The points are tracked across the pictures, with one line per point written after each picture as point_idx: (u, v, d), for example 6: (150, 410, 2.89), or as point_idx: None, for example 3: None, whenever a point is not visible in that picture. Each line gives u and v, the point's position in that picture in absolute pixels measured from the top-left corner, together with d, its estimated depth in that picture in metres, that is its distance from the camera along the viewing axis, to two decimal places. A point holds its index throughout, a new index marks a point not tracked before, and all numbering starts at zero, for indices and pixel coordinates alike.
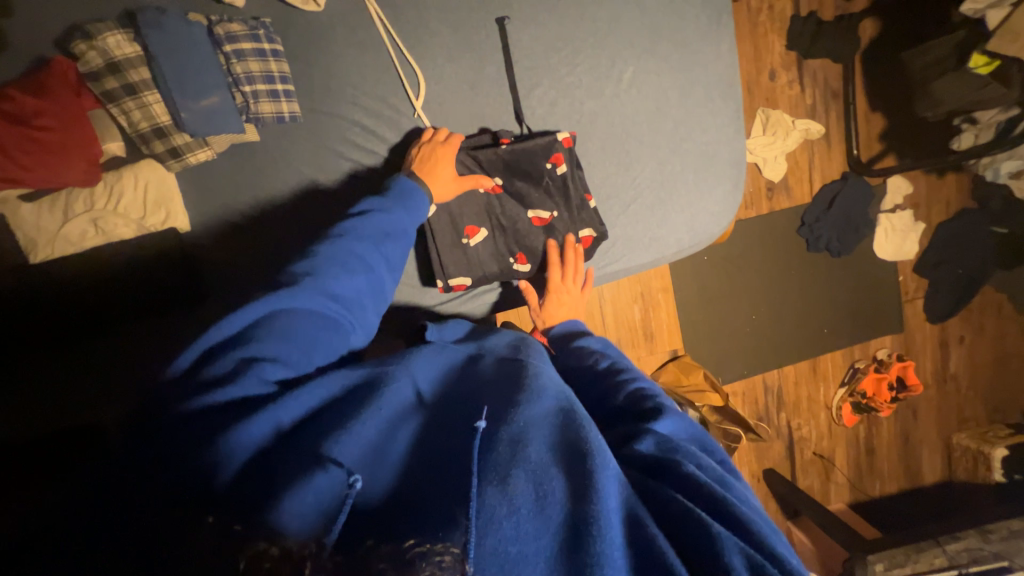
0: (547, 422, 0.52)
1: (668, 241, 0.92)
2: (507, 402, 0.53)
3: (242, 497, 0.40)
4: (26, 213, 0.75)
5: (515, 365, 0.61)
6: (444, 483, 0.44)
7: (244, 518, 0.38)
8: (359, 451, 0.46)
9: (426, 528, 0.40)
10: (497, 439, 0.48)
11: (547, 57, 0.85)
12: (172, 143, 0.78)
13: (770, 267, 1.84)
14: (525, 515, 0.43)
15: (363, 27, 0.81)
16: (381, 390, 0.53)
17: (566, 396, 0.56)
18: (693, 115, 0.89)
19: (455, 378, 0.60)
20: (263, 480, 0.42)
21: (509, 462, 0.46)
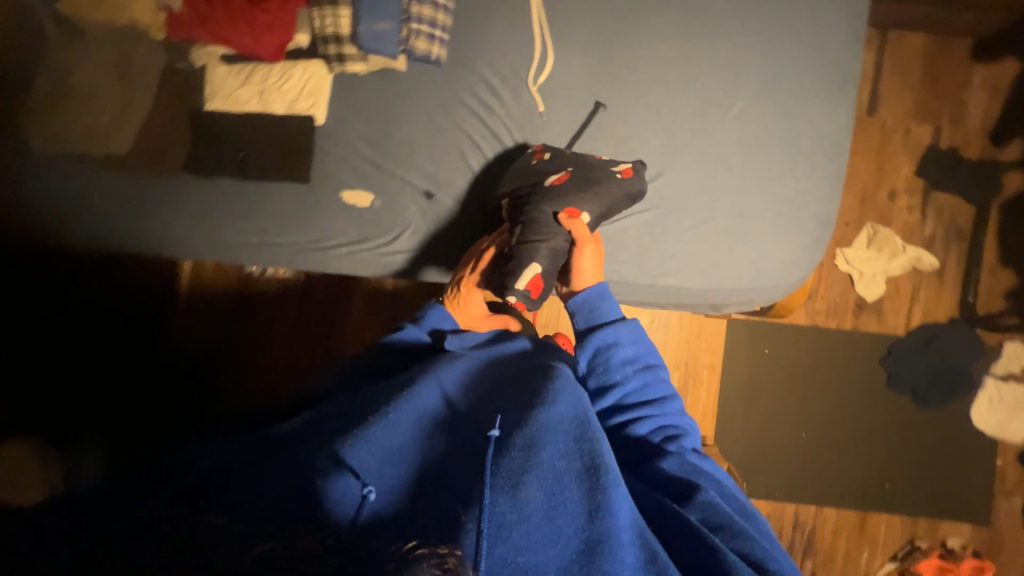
0: (562, 442, 0.55)
1: (728, 272, 0.91)
2: (521, 415, 0.58)
3: (263, 488, 0.49)
4: (220, 72, 1.00)
5: (527, 383, 0.65)
6: (455, 492, 0.51)
7: (264, 524, 0.46)
8: (376, 459, 0.54)
9: (432, 533, 0.46)
10: (509, 458, 0.52)
11: (667, 73, 0.92)
12: (342, 50, 0.96)
13: (837, 389, 1.66)
14: (535, 524, 0.48)
15: (520, 6, 0.95)
16: (405, 393, 0.62)
17: (582, 417, 0.60)
18: (791, 162, 0.90)
19: (477, 392, 0.66)
20: (290, 474, 0.51)
21: (521, 470, 0.51)
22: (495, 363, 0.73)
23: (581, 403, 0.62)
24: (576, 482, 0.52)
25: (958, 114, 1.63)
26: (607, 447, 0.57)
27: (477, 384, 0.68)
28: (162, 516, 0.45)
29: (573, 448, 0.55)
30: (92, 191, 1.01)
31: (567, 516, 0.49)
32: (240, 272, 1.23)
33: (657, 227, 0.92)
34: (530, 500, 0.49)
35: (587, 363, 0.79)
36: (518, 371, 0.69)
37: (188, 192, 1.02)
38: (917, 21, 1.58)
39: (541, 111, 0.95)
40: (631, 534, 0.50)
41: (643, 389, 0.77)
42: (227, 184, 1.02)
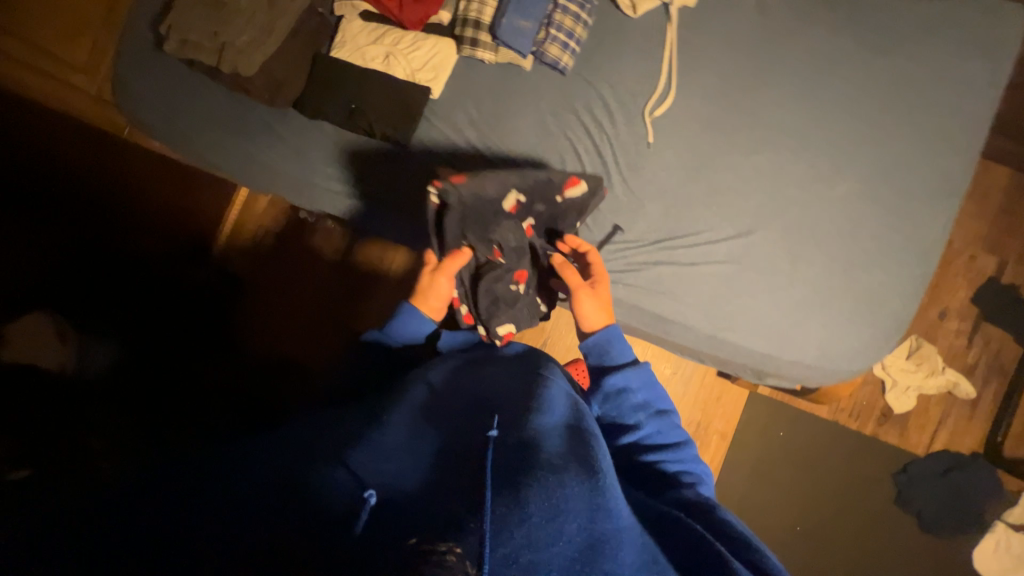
0: (556, 444, 0.55)
1: (792, 345, 0.90)
2: (514, 421, 0.58)
3: (239, 485, 0.45)
4: (354, 26, 1.04)
5: (517, 391, 0.66)
6: (449, 490, 0.49)
7: (235, 509, 0.42)
8: (367, 462, 0.53)
9: (429, 531, 0.42)
10: (508, 457, 0.51)
11: (779, 138, 0.94)
12: (477, 36, 0.99)
13: (844, 493, 1.62)
14: (536, 523, 0.44)
15: (653, 41, 0.99)
16: (394, 406, 0.64)
17: (572, 429, 0.60)
18: (881, 255, 0.90)
19: (465, 400, 0.66)
20: (276, 471, 0.48)
21: (521, 469, 0.50)
22: (488, 369, 0.74)
23: (569, 416, 0.63)
24: (577, 481, 0.50)
25: None
26: (598, 456, 0.57)
27: (465, 392, 0.68)
28: (136, 511, 0.40)
29: (567, 451, 0.55)
30: (205, 104, 1.05)
31: (570, 514, 0.47)
32: (289, 215, 1.32)
33: (734, 281, 0.91)
34: (529, 489, 0.47)
35: (602, 411, 0.81)
36: (509, 378, 0.70)
37: (296, 127, 1.06)
38: (1009, 155, 1.59)
39: (649, 141, 0.97)
40: (630, 537, 0.50)
41: (656, 428, 0.79)
42: (331, 129, 1.05)
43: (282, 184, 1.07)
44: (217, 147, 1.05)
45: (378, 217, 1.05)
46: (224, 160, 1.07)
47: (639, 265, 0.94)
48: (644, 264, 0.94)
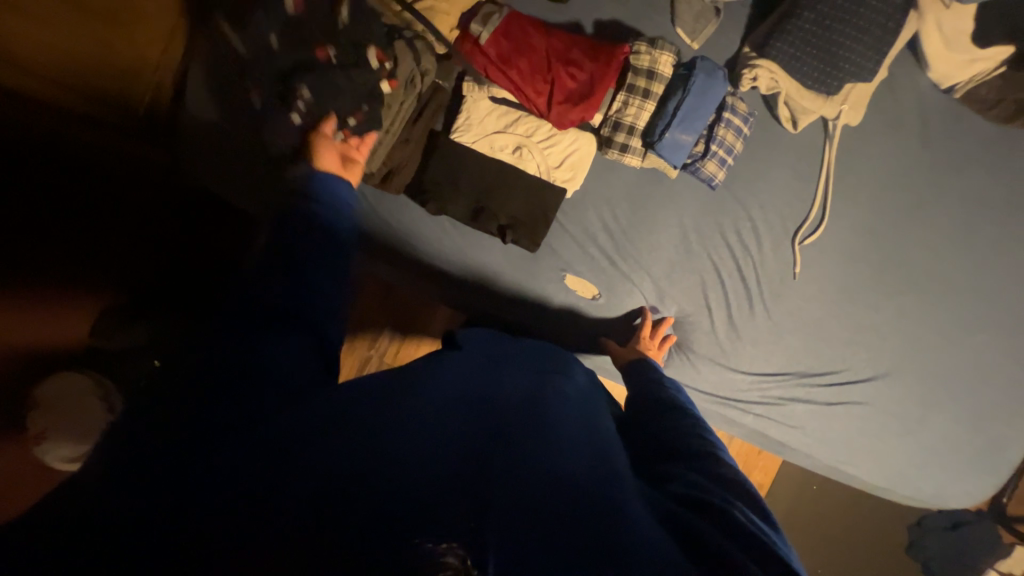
0: (571, 440, 0.52)
1: (910, 484, 0.96)
2: (531, 414, 0.53)
3: (261, 462, 0.37)
4: (481, 106, 0.90)
5: (533, 389, 0.61)
6: (461, 463, 0.42)
7: (193, 466, 0.36)
8: (357, 417, 0.44)
9: (452, 515, 0.37)
10: (514, 442, 0.46)
11: (923, 279, 0.93)
12: (628, 141, 0.89)
13: (863, 545, 1.77)
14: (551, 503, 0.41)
15: (810, 163, 0.93)
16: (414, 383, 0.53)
17: (590, 430, 0.58)
18: (999, 406, 0.94)
19: (477, 380, 0.59)
20: (259, 428, 0.41)
21: (508, 451, 0.45)
22: (506, 359, 0.69)
23: (584, 417, 0.60)
24: (595, 477, 0.47)
25: None
26: (609, 455, 0.54)
27: (488, 376, 0.61)
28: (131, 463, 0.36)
29: (569, 443, 0.51)
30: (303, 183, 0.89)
31: (559, 490, 0.43)
32: None
33: (867, 424, 0.93)
34: (539, 486, 0.42)
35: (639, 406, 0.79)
36: (526, 376, 0.65)
37: (410, 221, 0.94)
38: None
39: (796, 271, 0.93)
40: (646, 524, 0.44)
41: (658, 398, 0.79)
42: (450, 226, 0.95)
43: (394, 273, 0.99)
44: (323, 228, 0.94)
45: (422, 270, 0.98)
46: None
47: (774, 400, 0.94)
48: (778, 398, 0.94)
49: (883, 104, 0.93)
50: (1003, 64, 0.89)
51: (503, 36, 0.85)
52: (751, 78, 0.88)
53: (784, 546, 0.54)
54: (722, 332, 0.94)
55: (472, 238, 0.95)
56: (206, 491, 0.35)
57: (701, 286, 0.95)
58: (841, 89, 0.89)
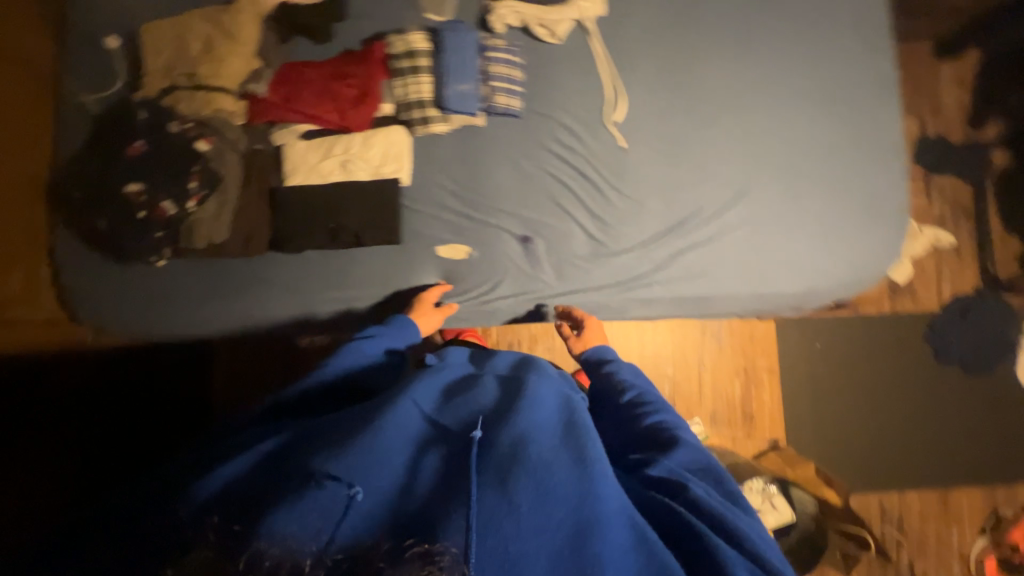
0: (552, 437, 0.59)
1: (825, 271, 0.97)
2: (502, 419, 0.60)
3: (265, 503, 0.49)
4: (300, 147, 0.99)
5: (517, 389, 0.69)
6: (438, 507, 0.50)
7: (241, 516, 0.48)
8: (363, 460, 0.53)
9: (425, 526, 0.48)
10: (497, 457, 0.54)
11: (732, 101, 1.00)
12: (426, 114, 0.99)
13: (894, 373, 1.73)
14: (524, 514, 0.49)
15: (585, 58, 1.03)
16: (386, 412, 0.60)
17: (563, 420, 0.62)
18: (859, 165, 0.98)
19: (455, 403, 0.65)
20: (291, 479, 0.51)
21: (491, 466, 0.53)
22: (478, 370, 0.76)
23: (557, 403, 0.66)
24: (565, 472, 0.54)
25: (938, 104, 1.80)
26: (589, 437, 0.59)
27: (460, 397, 0.67)
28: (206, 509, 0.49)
29: (552, 437, 0.58)
30: (191, 281, 0.99)
31: (550, 505, 0.51)
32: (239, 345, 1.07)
33: (754, 238, 0.97)
34: (519, 503, 0.50)
35: (598, 387, 0.81)
36: (496, 388, 0.70)
37: (280, 275, 1.00)
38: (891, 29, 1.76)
39: (622, 146, 1.00)
40: (621, 517, 0.53)
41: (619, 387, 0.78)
42: (315, 258, 1.01)
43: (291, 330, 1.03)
44: (229, 315, 1.00)
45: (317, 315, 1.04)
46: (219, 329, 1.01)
47: (666, 261, 0.98)
48: (670, 258, 0.98)
49: None
50: None
51: (281, 82, 0.97)
52: (497, 19, 1.02)
53: (752, 521, 0.60)
54: (590, 228, 0.99)
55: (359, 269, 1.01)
56: (215, 528, 0.47)
57: (555, 198, 1.00)
58: None
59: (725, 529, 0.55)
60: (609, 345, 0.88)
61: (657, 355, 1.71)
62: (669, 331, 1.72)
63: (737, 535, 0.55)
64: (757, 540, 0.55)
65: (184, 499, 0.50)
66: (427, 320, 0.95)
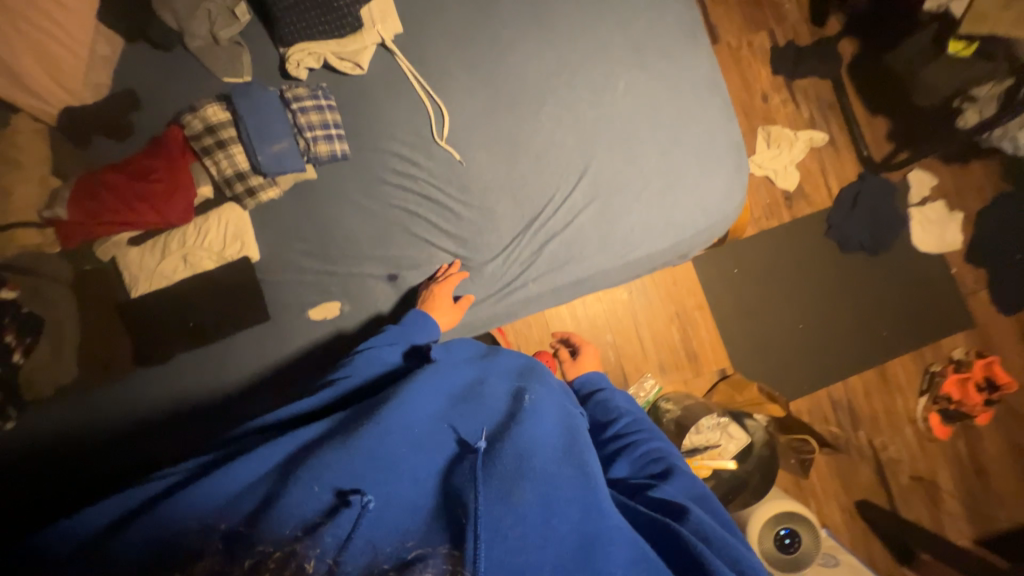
0: (557, 441, 0.63)
1: (684, 223, 0.99)
2: (505, 433, 0.62)
3: (267, 507, 0.48)
4: (133, 255, 0.94)
5: (521, 396, 0.71)
6: (456, 508, 0.51)
7: (245, 524, 0.47)
8: (377, 470, 0.53)
9: (439, 538, 0.47)
10: (508, 464, 0.56)
11: (551, 83, 1.00)
12: (249, 184, 0.94)
13: (809, 275, 1.82)
14: (531, 526, 0.51)
15: (397, 80, 1.01)
16: (387, 418, 0.60)
17: (565, 435, 0.65)
18: (687, 111, 0.99)
19: (467, 417, 0.67)
20: (312, 482, 0.51)
21: (506, 476, 0.55)
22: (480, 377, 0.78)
23: (561, 421, 0.68)
24: (574, 480, 0.58)
25: (780, 12, 1.85)
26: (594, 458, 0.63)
27: (467, 408, 0.68)
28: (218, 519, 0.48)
29: (558, 451, 0.61)
30: (97, 391, 0.93)
31: (561, 516, 0.53)
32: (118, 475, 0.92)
33: (608, 211, 0.98)
34: (529, 529, 0.51)
35: (597, 411, 0.94)
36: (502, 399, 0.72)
37: (159, 382, 0.94)
38: None
39: (459, 159, 0.99)
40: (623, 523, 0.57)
41: (615, 413, 0.91)
42: (186, 356, 0.95)
43: (177, 437, 0.93)
44: (152, 409, 0.94)
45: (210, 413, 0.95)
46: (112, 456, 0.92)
47: (532, 259, 0.98)
48: (534, 255, 0.98)
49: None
50: None
51: (80, 195, 0.90)
52: (297, 65, 0.97)
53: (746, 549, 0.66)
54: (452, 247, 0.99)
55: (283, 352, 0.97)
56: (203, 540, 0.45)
57: (411, 229, 0.99)
58: (362, 18, 0.98)
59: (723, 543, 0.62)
60: (599, 371, 1.04)
61: (592, 326, 1.74)
62: (596, 300, 1.75)
63: (727, 546, 0.62)
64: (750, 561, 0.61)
65: (171, 512, 0.49)
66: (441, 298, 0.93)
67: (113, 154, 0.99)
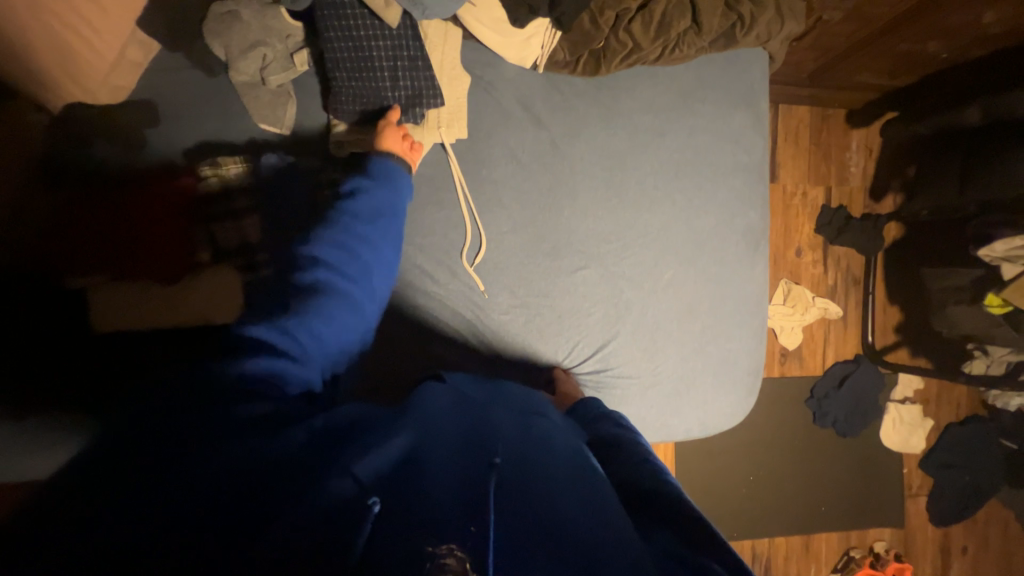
0: (560, 471, 0.57)
1: (678, 429, 0.96)
2: (516, 451, 0.58)
3: (257, 484, 0.45)
4: (101, 289, 0.83)
5: (524, 424, 0.67)
6: (449, 507, 0.47)
7: (231, 509, 0.43)
8: (376, 476, 0.49)
9: (441, 527, 0.44)
10: (514, 495, 0.50)
11: (599, 246, 0.94)
12: (253, 258, 0.87)
13: (775, 431, 1.84)
14: (525, 542, 0.45)
15: (445, 191, 0.93)
16: (399, 422, 0.59)
17: (567, 462, 0.60)
18: (722, 322, 0.95)
19: (471, 423, 0.64)
20: (307, 463, 0.49)
21: (511, 496, 0.50)
22: (487, 394, 0.75)
23: (563, 447, 0.64)
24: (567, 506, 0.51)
25: (844, 174, 1.82)
26: (586, 492, 0.55)
27: (476, 413, 0.66)
28: (189, 505, 0.42)
29: (564, 487, 0.54)
30: (28, 409, 0.83)
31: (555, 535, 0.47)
32: None
33: (610, 396, 0.95)
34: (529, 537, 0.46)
35: (590, 419, 0.80)
36: (509, 419, 0.67)
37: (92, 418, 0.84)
38: (807, 96, 1.72)
39: (482, 292, 0.93)
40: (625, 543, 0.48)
41: (617, 427, 0.77)
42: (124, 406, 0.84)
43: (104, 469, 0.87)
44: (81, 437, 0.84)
45: None
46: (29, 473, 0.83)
47: None
48: None
49: (480, 109, 0.93)
50: (556, 27, 0.87)
51: (65, 232, 0.83)
52: (338, 147, 0.89)
53: None
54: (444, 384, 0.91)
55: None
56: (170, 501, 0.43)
57: (408, 350, 0.91)
58: (428, 117, 0.90)
59: None
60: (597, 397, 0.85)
61: None
62: None
63: None
64: None
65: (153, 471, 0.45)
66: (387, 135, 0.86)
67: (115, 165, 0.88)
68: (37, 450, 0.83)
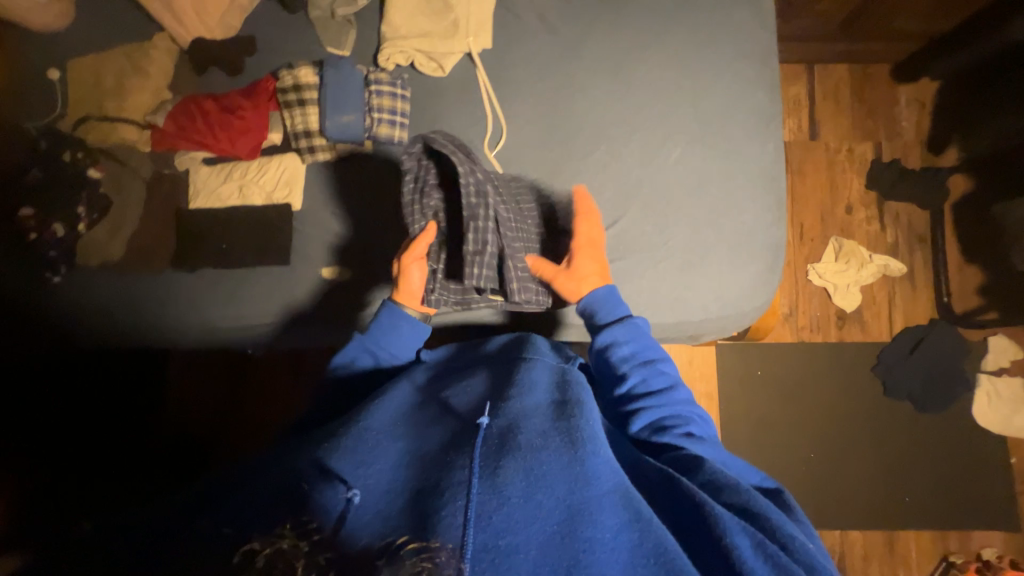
0: (540, 421, 0.57)
1: (693, 305, 0.95)
2: (499, 407, 0.59)
3: (233, 504, 0.46)
4: (203, 173, 1.07)
5: (500, 381, 0.66)
6: (436, 484, 0.49)
7: (227, 519, 0.44)
8: (354, 458, 0.53)
9: (422, 523, 0.45)
10: (492, 447, 0.52)
11: (609, 130, 1.01)
12: (312, 143, 1.05)
13: (840, 403, 1.63)
14: (515, 504, 0.47)
15: (471, 89, 1.07)
16: (371, 411, 0.61)
17: (554, 401, 0.62)
18: (734, 197, 0.97)
19: (451, 395, 0.65)
20: (285, 465, 0.51)
21: (498, 456, 0.51)
22: (471, 363, 0.76)
23: (552, 390, 0.65)
24: (552, 457, 0.52)
25: (895, 128, 1.75)
26: (575, 442, 0.55)
27: (456, 385, 0.67)
28: (162, 522, 0.45)
29: (544, 436, 0.55)
30: (140, 275, 1.06)
31: (546, 491, 0.49)
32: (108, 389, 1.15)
33: (623, 268, 0.96)
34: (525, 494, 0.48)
35: (612, 364, 0.78)
36: (491, 379, 0.67)
37: (186, 282, 1.07)
38: (843, 53, 1.72)
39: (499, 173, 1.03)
40: (612, 497, 0.51)
41: (650, 385, 0.74)
42: (212, 272, 1.06)
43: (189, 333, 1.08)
44: (177, 299, 1.07)
45: (220, 312, 1.06)
46: (142, 324, 1.07)
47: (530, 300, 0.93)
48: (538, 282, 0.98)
49: (503, 23, 1.09)
50: None
51: (175, 118, 1.05)
52: (386, 59, 1.07)
53: (777, 517, 0.57)
54: None
55: (276, 296, 1.06)
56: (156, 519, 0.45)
57: None
58: (459, 28, 1.06)
59: (766, 543, 0.52)
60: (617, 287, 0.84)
61: None
62: None
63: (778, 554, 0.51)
64: (789, 540, 0.54)
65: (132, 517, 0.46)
66: (409, 275, 0.84)
67: (222, 86, 1.14)
68: (145, 306, 1.06)
